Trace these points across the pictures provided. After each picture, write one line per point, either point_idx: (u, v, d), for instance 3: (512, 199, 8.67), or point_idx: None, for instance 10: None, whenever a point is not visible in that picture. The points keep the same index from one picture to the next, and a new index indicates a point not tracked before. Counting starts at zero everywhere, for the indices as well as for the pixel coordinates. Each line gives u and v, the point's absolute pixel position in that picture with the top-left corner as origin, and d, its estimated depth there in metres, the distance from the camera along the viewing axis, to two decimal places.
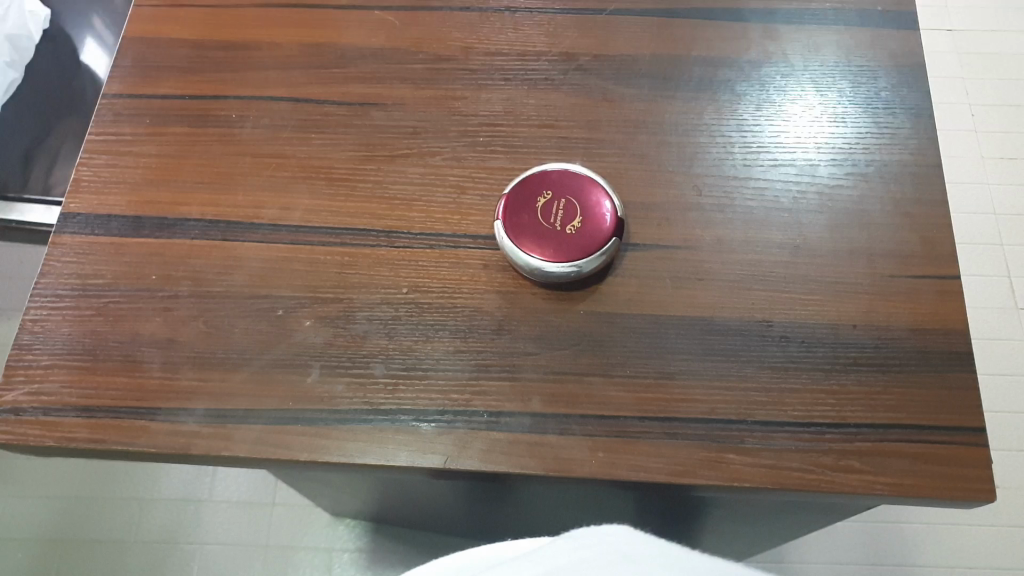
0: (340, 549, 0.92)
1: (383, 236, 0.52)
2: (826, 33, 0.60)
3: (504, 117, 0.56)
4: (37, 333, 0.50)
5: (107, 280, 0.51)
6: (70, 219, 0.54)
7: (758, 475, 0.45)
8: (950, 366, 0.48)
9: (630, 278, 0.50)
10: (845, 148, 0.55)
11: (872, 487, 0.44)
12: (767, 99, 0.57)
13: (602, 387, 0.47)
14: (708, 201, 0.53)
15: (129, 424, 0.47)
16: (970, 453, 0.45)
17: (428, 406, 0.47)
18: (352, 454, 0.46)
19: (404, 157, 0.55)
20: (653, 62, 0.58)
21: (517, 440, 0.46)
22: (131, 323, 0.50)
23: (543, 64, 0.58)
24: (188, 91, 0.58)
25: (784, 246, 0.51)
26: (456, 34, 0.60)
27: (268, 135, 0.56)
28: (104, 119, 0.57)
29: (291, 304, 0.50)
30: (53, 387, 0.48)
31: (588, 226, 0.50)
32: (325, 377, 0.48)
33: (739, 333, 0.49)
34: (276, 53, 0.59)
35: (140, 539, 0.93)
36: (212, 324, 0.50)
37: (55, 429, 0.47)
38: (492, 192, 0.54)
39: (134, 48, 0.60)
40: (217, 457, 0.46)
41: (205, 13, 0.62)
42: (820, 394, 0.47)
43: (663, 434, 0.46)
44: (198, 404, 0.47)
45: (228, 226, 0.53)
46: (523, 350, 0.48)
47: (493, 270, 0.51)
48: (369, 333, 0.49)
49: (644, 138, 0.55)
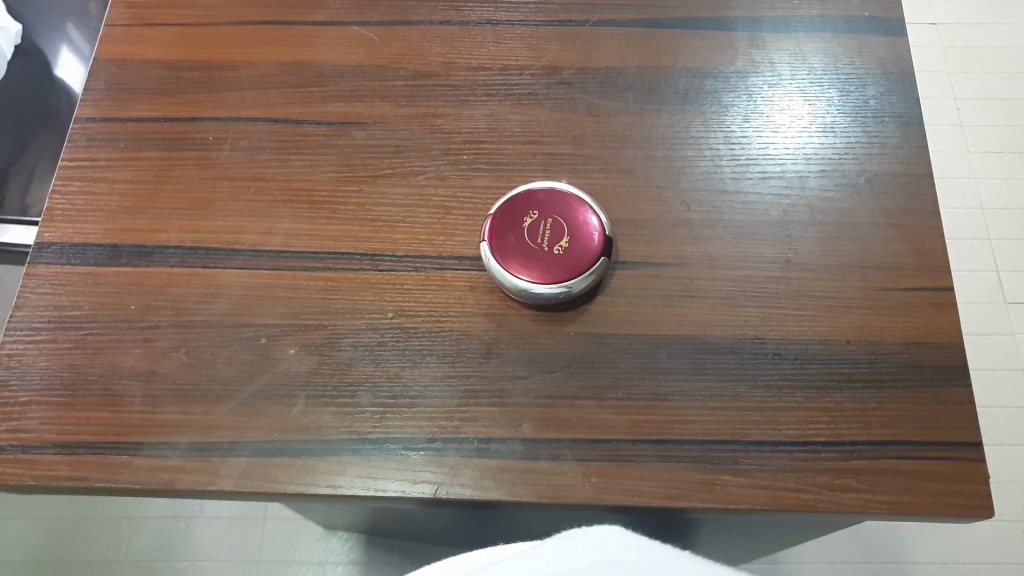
0: (334, 563, 0.91)
1: (367, 259, 0.51)
2: (813, 41, 0.59)
3: (487, 134, 0.55)
4: (13, 368, 0.48)
5: (85, 311, 0.50)
6: (45, 249, 0.52)
7: (753, 497, 0.44)
8: (944, 379, 0.47)
9: (620, 298, 0.50)
10: (834, 158, 0.54)
11: (868, 505, 0.44)
12: (754, 109, 0.56)
13: (594, 411, 0.46)
14: (696, 216, 0.52)
15: (111, 460, 0.46)
16: (965, 468, 0.45)
17: (417, 434, 0.46)
18: (340, 485, 0.45)
19: (385, 177, 0.54)
20: (638, 73, 0.58)
21: (509, 467, 0.45)
22: (111, 355, 0.49)
23: (526, 78, 0.57)
24: (163, 113, 0.57)
25: (775, 261, 0.51)
26: (437, 49, 0.59)
27: (247, 158, 0.55)
28: (78, 144, 0.56)
29: (274, 332, 0.49)
30: (31, 424, 0.47)
31: (576, 245, 0.49)
32: (312, 407, 0.47)
33: (731, 351, 0.48)
34: (252, 72, 0.58)
35: (130, 558, 0.92)
36: (194, 355, 0.49)
37: (34, 467, 0.46)
38: (478, 211, 0.53)
39: (106, 70, 0.59)
40: (202, 491, 0.45)
41: (177, 31, 0.60)
42: (815, 412, 0.46)
43: (657, 457, 0.45)
44: (181, 438, 0.46)
45: (208, 253, 0.52)
46: (512, 374, 0.47)
47: (480, 292, 0.50)
48: (355, 360, 0.48)
49: (630, 153, 0.55)
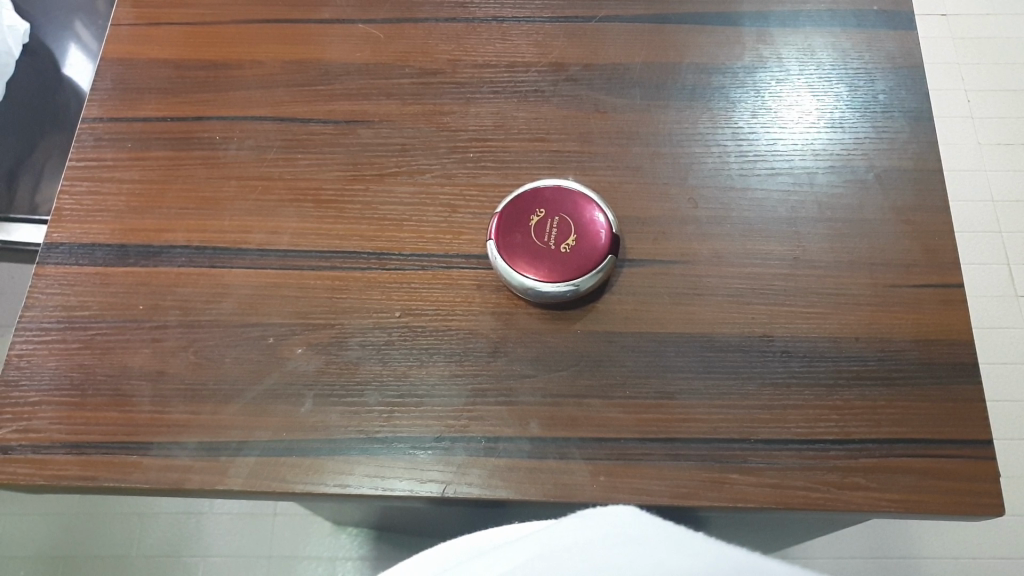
0: (343, 558, 0.91)
1: (374, 258, 0.51)
2: (821, 35, 0.58)
3: (493, 132, 0.55)
4: (23, 369, 0.49)
5: (93, 311, 0.50)
6: (53, 249, 0.53)
7: (762, 495, 0.44)
8: (954, 377, 0.47)
9: (627, 296, 0.49)
10: (843, 154, 0.54)
11: (877, 504, 0.44)
12: (762, 105, 0.56)
13: (602, 409, 0.46)
14: (704, 213, 0.52)
15: (120, 460, 0.46)
16: (975, 466, 0.45)
17: (425, 433, 0.46)
18: (348, 484, 0.45)
19: (392, 176, 0.54)
20: (645, 69, 0.57)
21: (516, 467, 0.45)
22: (120, 355, 0.49)
23: (533, 75, 0.57)
24: (170, 113, 0.57)
25: (784, 258, 0.51)
26: (443, 46, 0.58)
27: (253, 157, 0.55)
28: (86, 145, 0.56)
29: (281, 332, 0.49)
30: (42, 424, 0.47)
31: (582, 244, 0.49)
32: (319, 407, 0.47)
33: (739, 349, 0.48)
34: (258, 71, 0.58)
35: (142, 554, 0.93)
36: (203, 355, 0.49)
37: (45, 467, 0.46)
38: (484, 210, 0.52)
39: (113, 71, 0.59)
40: (211, 491, 0.45)
41: (183, 31, 0.60)
42: (824, 410, 0.46)
43: (665, 456, 0.45)
44: (190, 438, 0.46)
45: (215, 252, 0.52)
46: (519, 373, 0.47)
47: (487, 290, 0.50)
48: (362, 360, 0.48)
49: (637, 150, 0.54)
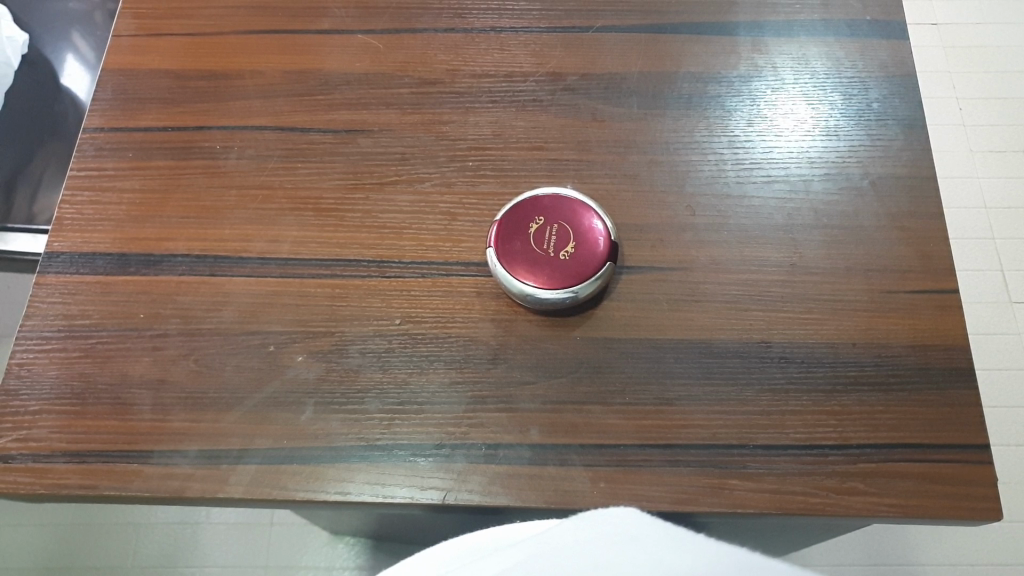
0: (340, 568, 0.91)
1: (374, 266, 0.52)
2: (815, 44, 0.59)
3: (492, 140, 0.56)
4: (23, 377, 0.49)
5: (94, 320, 0.50)
6: (54, 258, 0.53)
7: (761, 500, 0.44)
8: (951, 382, 0.47)
9: (626, 302, 0.50)
10: (838, 162, 0.55)
11: (875, 509, 0.44)
12: (757, 114, 0.56)
13: (602, 415, 0.47)
14: (701, 220, 0.53)
15: (121, 468, 0.46)
16: (972, 471, 0.45)
17: (425, 440, 0.46)
18: (349, 492, 0.45)
19: (391, 184, 0.54)
20: (642, 78, 0.58)
21: (516, 473, 0.45)
22: (120, 364, 0.49)
23: (531, 85, 0.58)
24: (171, 123, 0.57)
25: (780, 265, 0.51)
26: (442, 56, 0.59)
27: (254, 166, 0.55)
28: (87, 154, 0.56)
29: (283, 340, 0.49)
30: (42, 433, 0.47)
31: (581, 251, 0.50)
32: (320, 414, 0.47)
33: (737, 355, 0.48)
34: (258, 81, 0.58)
35: (139, 565, 0.92)
36: (204, 363, 0.49)
37: (45, 476, 0.46)
38: (483, 217, 0.53)
39: (115, 81, 0.59)
40: (212, 498, 0.46)
41: (184, 41, 0.61)
42: (822, 415, 0.46)
43: (665, 462, 0.45)
44: (191, 446, 0.46)
45: (216, 261, 0.52)
46: (519, 380, 0.48)
47: (487, 297, 0.50)
48: (362, 367, 0.48)
49: (635, 158, 0.55)
